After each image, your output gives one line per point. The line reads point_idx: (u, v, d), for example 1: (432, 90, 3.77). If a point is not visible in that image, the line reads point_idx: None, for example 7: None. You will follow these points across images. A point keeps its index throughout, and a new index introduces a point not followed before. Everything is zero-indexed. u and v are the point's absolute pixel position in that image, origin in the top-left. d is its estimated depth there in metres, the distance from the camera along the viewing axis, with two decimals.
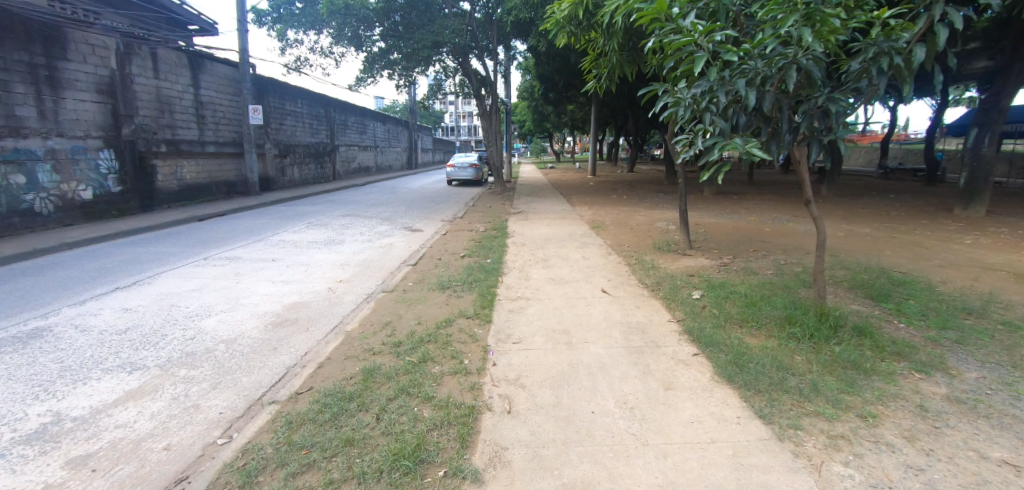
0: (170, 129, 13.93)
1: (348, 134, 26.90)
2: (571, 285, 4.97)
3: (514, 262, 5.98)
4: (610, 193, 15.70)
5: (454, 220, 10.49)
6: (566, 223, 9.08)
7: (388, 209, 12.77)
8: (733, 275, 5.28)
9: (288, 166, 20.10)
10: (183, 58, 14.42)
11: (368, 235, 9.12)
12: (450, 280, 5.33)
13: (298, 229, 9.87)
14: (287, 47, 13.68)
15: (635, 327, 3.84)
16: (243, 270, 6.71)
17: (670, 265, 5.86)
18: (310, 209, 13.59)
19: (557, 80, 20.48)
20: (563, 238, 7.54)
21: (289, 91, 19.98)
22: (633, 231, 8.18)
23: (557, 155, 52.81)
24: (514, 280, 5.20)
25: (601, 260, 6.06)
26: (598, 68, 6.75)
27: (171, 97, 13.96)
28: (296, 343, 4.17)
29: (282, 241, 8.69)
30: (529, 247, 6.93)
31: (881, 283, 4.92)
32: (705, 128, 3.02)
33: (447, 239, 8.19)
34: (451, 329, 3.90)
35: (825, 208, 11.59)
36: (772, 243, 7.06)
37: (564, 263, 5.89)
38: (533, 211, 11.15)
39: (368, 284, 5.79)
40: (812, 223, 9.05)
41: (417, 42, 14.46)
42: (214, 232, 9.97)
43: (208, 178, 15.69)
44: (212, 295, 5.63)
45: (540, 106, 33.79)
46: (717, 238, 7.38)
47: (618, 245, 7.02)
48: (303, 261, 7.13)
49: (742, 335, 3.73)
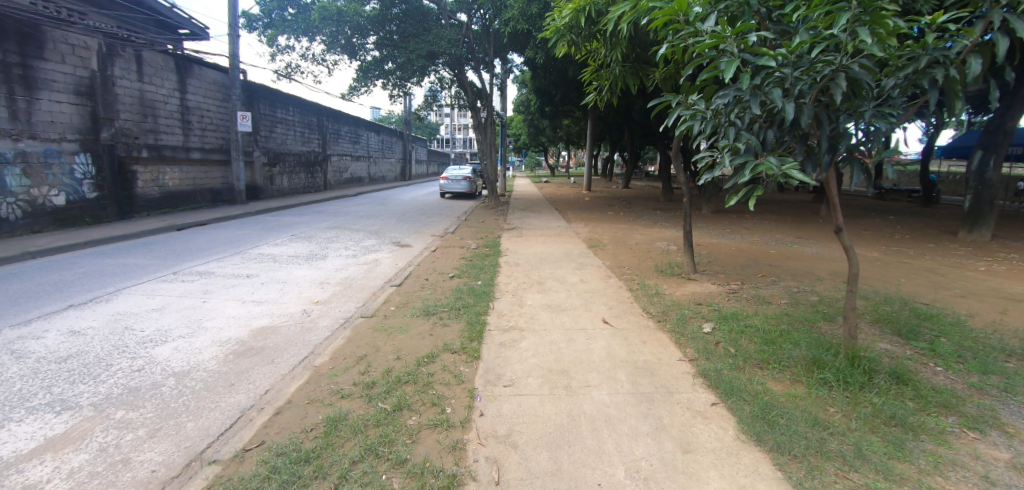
0: (152, 134, 13.38)
1: (341, 144, 26.47)
2: (569, 314, 4.51)
3: (507, 285, 5.51)
4: (607, 209, 15.34)
5: (445, 236, 10.03)
6: (562, 241, 8.64)
7: (376, 222, 12.26)
8: (744, 304, 4.86)
9: (277, 175, 19.58)
10: (170, 61, 13.96)
11: (353, 250, 8.63)
12: (436, 305, 4.84)
13: (279, 242, 9.35)
14: (278, 53, 13.29)
15: (643, 368, 3.37)
16: (213, 288, 6.18)
17: (674, 290, 5.43)
18: (296, 220, 13.05)
19: (553, 94, 20.28)
20: (559, 258, 7.11)
21: (281, 98, 19.58)
22: (632, 251, 7.77)
23: (551, 169, 52.73)
24: (506, 307, 4.73)
25: (600, 284, 5.62)
26: (599, 80, 6.40)
27: (155, 102, 13.46)
28: (256, 379, 3.66)
29: (260, 254, 8.15)
30: (523, 268, 6.46)
31: (906, 317, 4.52)
32: (731, 144, 2.60)
33: (436, 257, 7.72)
34: (434, 367, 3.41)
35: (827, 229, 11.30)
36: (781, 267, 6.67)
37: (561, 287, 5.44)
38: (528, 227, 10.75)
39: (347, 307, 5.29)
40: (818, 245, 8.71)
41: (412, 52, 14.15)
42: (191, 243, 9.38)
43: (192, 185, 15.09)
44: (173, 317, 5.09)
45: (536, 120, 33.72)
46: (722, 261, 6.98)
47: (619, 267, 6.59)
48: (280, 278, 6.62)
49: (764, 378, 3.27)
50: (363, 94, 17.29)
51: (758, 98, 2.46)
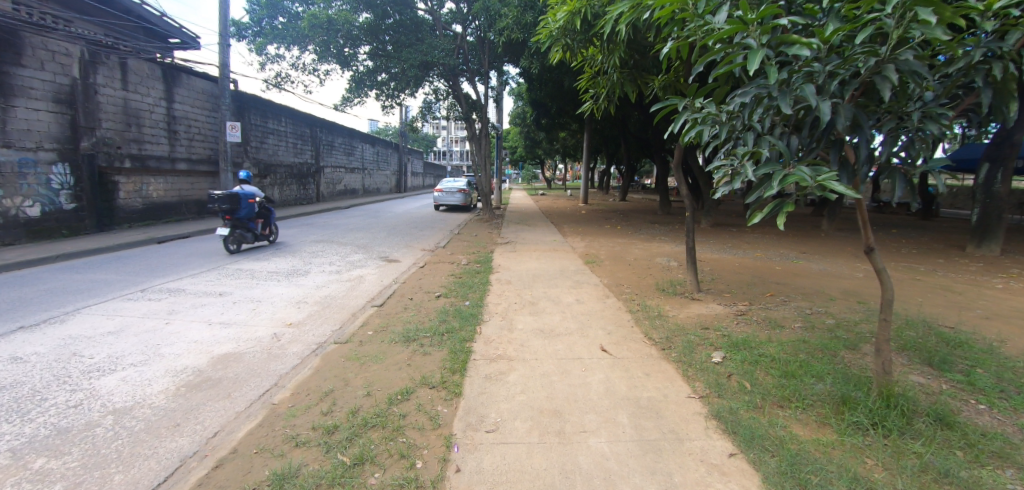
0: (136, 143, 12.95)
1: (334, 156, 26.14)
2: (564, 340, 4.08)
3: (497, 307, 5.08)
4: (604, 223, 14.98)
5: (436, 250, 9.62)
6: (558, 256, 8.23)
7: (366, 235, 11.84)
8: (755, 329, 4.45)
9: (268, 187, 19.18)
10: (157, 70, 13.64)
11: (338, 266, 8.20)
12: (418, 330, 4.40)
13: (261, 256, 8.90)
14: (268, 62, 13.02)
15: (648, 408, 2.94)
16: (179, 308, 5.69)
17: (677, 312, 5.02)
18: (283, 233, 12.61)
19: (549, 106, 20.09)
20: (554, 275, 6.70)
21: (273, 109, 19.27)
22: (631, 268, 7.38)
23: (548, 182, 52.48)
24: (495, 332, 4.29)
25: (599, 304, 5.20)
26: (596, 88, 6.07)
27: (140, 111, 13.07)
28: (206, 417, 3.19)
29: (237, 270, 7.68)
30: (515, 287, 6.03)
31: (933, 343, 4.12)
32: (756, 150, 2.24)
33: (424, 273, 7.31)
34: (407, 406, 2.96)
35: (831, 243, 10.95)
36: (789, 286, 6.29)
37: (556, 308, 5.02)
38: (522, 241, 10.35)
39: (322, 330, 4.85)
40: (824, 261, 8.34)
41: (405, 62, 13.90)
42: (168, 258, 8.91)
43: (178, 197, 14.61)
44: (128, 342, 4.58)
45: (532, 132, 33.59)
46: (727, 279, 6.59)
47: (618, 285, 6.17)
48: (254, 297, 6.15)
49: (786, 420, 2.85)
50: (356, 105, 17.01)
51: (788, 95, 2.11)
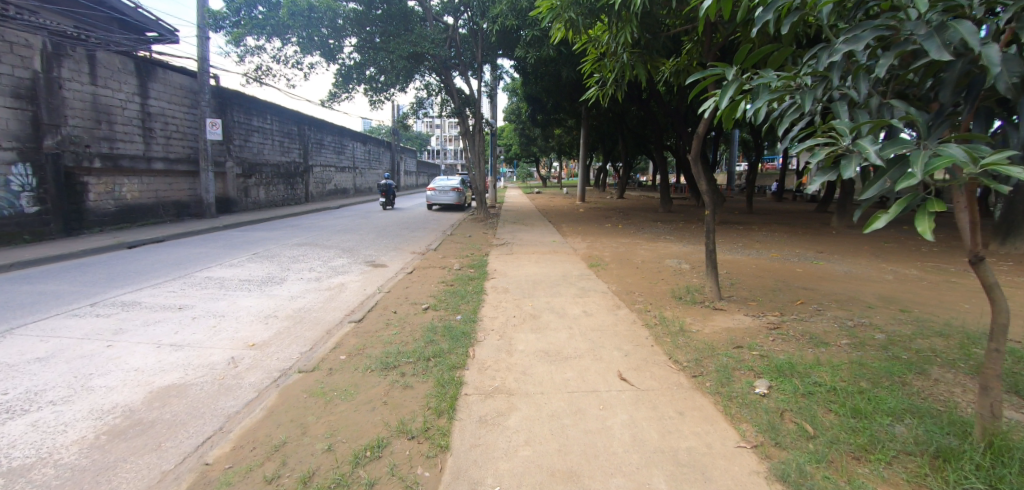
0: (107, 142, 12.05)
1: (323, 154, 25.30)
2: (573, 366, 3.39)
3: (493, 322, 4.39)
4: (604, 221, 14.29)
5: (426, 253, 8.92)
6: (558, 260, 7.54)
7: (352, 238, 11.09)
8: (796, 348, 3.78)
9: (253, 187, 18.35)
10: (129, 63, 12.77)
11: (319, 272, 7.49)
12: (399, 354, 3.69)
13: (234, 263, 8.15)
14: (247, 54, 12.21)
15: (691, 467, 2.25)
16: (128, 326, 4.92)
17: (701, 326, 4.35)
18: (265, 235, 11.84)
19: (545, 101, 19.37)
20: (556, 281, 6.03)
21: (258, 105, 18.46)
22: (641, 272, 6.71)
23: (544, 181, 51.45)
24: (491, 356, 3.60)
25: (610, 317, 4.52)
26: (602, 71, 5.39)
27: (111, 107, 12.19)
28: (121, 481, 2.47)
29: (206, 279, 6.94)
30: (512, 296, 5.34)
31: (1010, 364, 3.48)
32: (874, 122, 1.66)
33: (413, 280, 6.61)
34: (377, 470, 2.25)
35: (846, 242, 10.36)
36: (819, 292, 5.65)
37: (561, 323, 4.34)
38: (519, 242, 9.66)
39: (289, 353, 4.15)
40: (846, 262, 7.74)
41: (394, 54, 13.14)
42: (133, 265, 8.13)
43: (154, 198, 13.77)
44: (55, 373, 3.81)
45: (527, 129, 32.91)
46: (750, 284, 5.94)
47: (629, 293, 5.49)
48: (217, 311, 5.41)
49: (873, 482, 2.15)
50: (344, 101, 16.26)
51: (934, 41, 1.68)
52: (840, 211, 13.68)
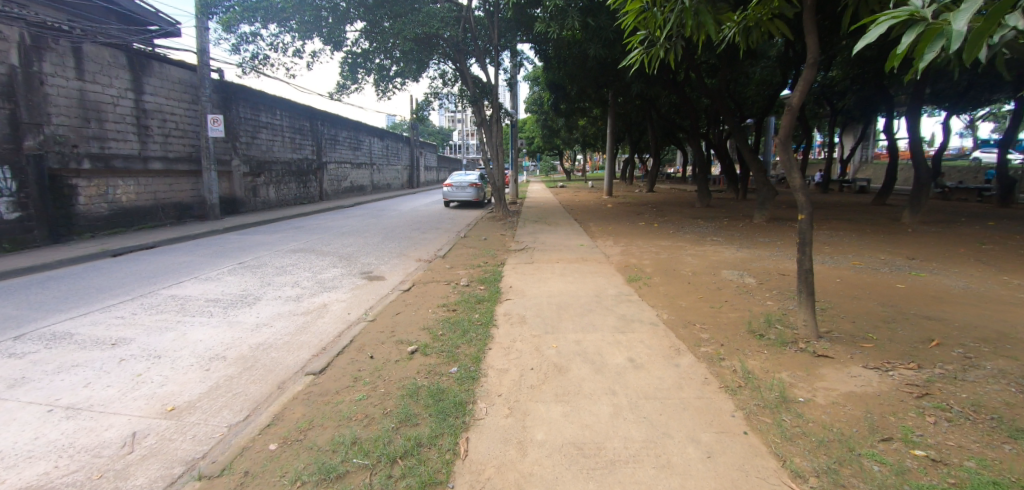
0: (97, 140, 11.25)
1: (338, 151, 24.44)
2: (623, 486, 2.01)
3: (500, 382, 3.04)
4: (637, 219, 12.73)
5: (432, 261, 7.68)
6: (588, 272, 6.14)
7: (355, 241, 9.95)
8: (987, 449, 2.32)
9: (261, 186, 17.53)
10: (121, 56, 11.93)
11: (302, 288, 6.35)
12: (352, 447, 2.39)
13: (210, 276, 7.08)
14: (242, 43, 11.11)
15: None
16: (33, 374, 3.79)
17: (810, 390, 2.92)
18: (263, 239, 10.83)
19: (569, 87, 17.83)
20: (588, 305, 4.66)
21: (266, 100, 17.55)
22: (695, 290, 5.26)
23: (568, 174, 49.61)
24: (491, 459, 2.26)
25: (669, 374, 3.12)
26: (650, 27, 3.92)
27: (101, 103, 11.38)
28: None
29: (167, 301, 5.87)
30: (531, 331, 3.98)
31: None
32: None
33: (409, 299, 5.35)
34: None
35: (936, 243, 8.59)
36: (950, 323, 4.13)
37: (598, 385, 2.97)
38: (541, 246, 8.29)
39: (207, 430, 2.93)
40: (954, 274, 6.11)
41: (400, 37, 11.80)
42: (101, 279, 7.13)
43: (152, 200, 13.01)
44: None
45: (550, 120, 31.33)
46: (848, 311, 4.46)
47: (687, 326, 4.06)
48: (154, 351, 4.28)
49: None
50: (352, 94, 15.17)
51: None
52: (912, 204, 11.77)
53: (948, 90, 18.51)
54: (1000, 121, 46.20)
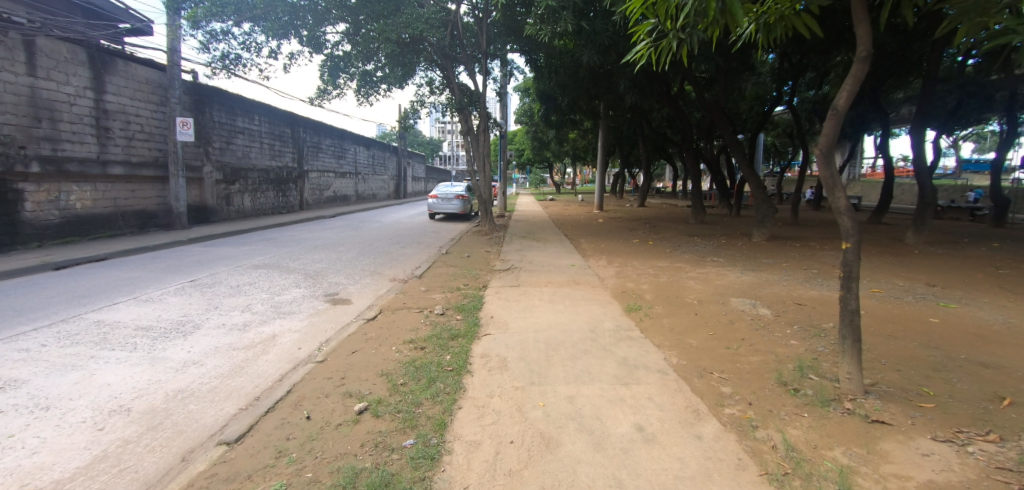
0: (49, 141, 10.33)
1: (321, 159, 23.61)
2: None
3: (467, 465, 2.26)
4: (630, 236, 12.11)
5: (407, 281, 6.88)
6: (582, 299, 5.43)
7: (326, 257, 9.14)
8: None
9: (236, 194, 16.62)
10: (82, 52, 11.07)
11: (253, 313, 5.50)
12: None
13: (151, 297, 6.19)
14: (211, 41, 10.37)
15: None
16: None
17: (883, 480, 2.18)
18: (227, 252, 9.96)
19: (560, 99, 17.32)
20: (583, 343, 3.92)
21: (243, 104, 16.73)
22: (705, 324, 4.57)
23: (557, 186, 49.12)
24: None
25: (691, 453, 2.37)
26: (661, 17, 3.24)
27: (55, 101, 10.48)
28: None
29: (89, 329, 4.98)
30: (513, 380, 3.22)
31: None
32: None
33: (372, 331, 4.54)
34: None
35: (948, 267, 8.08)
36: (1011, 372, 3.47)
37: (598, 471, 2.20)
38: (528, 266, 7.57)
39: None
40: (982, 305, 5.53)
41: (382, 39, 11.09)
42: (24, 299, 6.19)
43: (112, 207, 12.05)
44: None
45: (540, 132, 30.91)
46: (887, 355, 3.77)
47: (703, 375, 3.33)
48: (44, 401, 3.41)
49: None
50: (333, 100, 14.45)
51: None
52: (916, 224, 11.32)
53: (939, 109, 18.43)
54: (979, 141, 47.23)
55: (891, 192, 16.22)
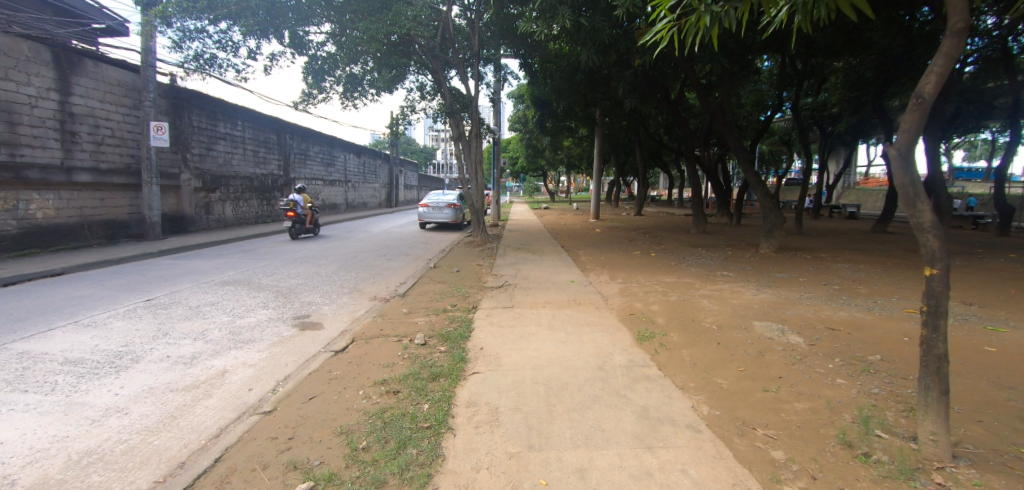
0: (4, 146, 9.53)
1: (309, 166, 22.90)
2: None
3: None
4: (630, 247, 11.50)
5: (388, 301, 6.16)
6: (586, 324, 4.75)
7: (304, 272, 8.39)
8: None
9: (216, 202, 15.85)
10: (45, 51, 10.34)
11: (207, 342, 4.73)
12: None
13: (95, 321, 5.41)
14: (184, 39, 9.69)
15: None
16: None
17: None
18: (197, 266, 9.19)
19: (555, 104, 16.78)
20: (589, 386, 3.23)
21: (225, 109, 16.02)
22: (732, 356, 3.89)
23: (552, 195, 48.58)
24: None
25: None
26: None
27: (12, 102, 9.71)
28: None
29: (6, 362, 4.20)
30: (507, 442, 2.52)
31: None
32: None
33: (339, 366, 3.81)
34: None
35: (975, 281, 7.49)
36: None
37: None
38: (523, 283, 6.89)
39: None
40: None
41: (367, 38, 10.47)
42: None
43: (78, 216, 11.25)
44: None
45: (535, 139, 30.41)
46: (961, 402, 3.09)
47: (745, 433, 2.65)
48: None
49: None
50: (319, 104, 13.76)
51: None
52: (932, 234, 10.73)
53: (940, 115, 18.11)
54: (971, 149, 47.36)
55: (896, 201, 15.74)
